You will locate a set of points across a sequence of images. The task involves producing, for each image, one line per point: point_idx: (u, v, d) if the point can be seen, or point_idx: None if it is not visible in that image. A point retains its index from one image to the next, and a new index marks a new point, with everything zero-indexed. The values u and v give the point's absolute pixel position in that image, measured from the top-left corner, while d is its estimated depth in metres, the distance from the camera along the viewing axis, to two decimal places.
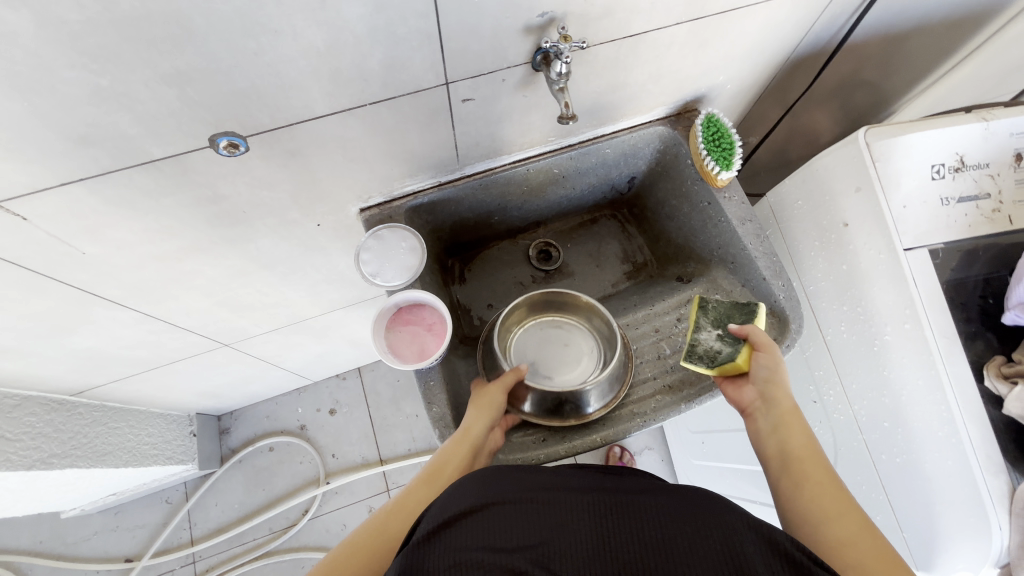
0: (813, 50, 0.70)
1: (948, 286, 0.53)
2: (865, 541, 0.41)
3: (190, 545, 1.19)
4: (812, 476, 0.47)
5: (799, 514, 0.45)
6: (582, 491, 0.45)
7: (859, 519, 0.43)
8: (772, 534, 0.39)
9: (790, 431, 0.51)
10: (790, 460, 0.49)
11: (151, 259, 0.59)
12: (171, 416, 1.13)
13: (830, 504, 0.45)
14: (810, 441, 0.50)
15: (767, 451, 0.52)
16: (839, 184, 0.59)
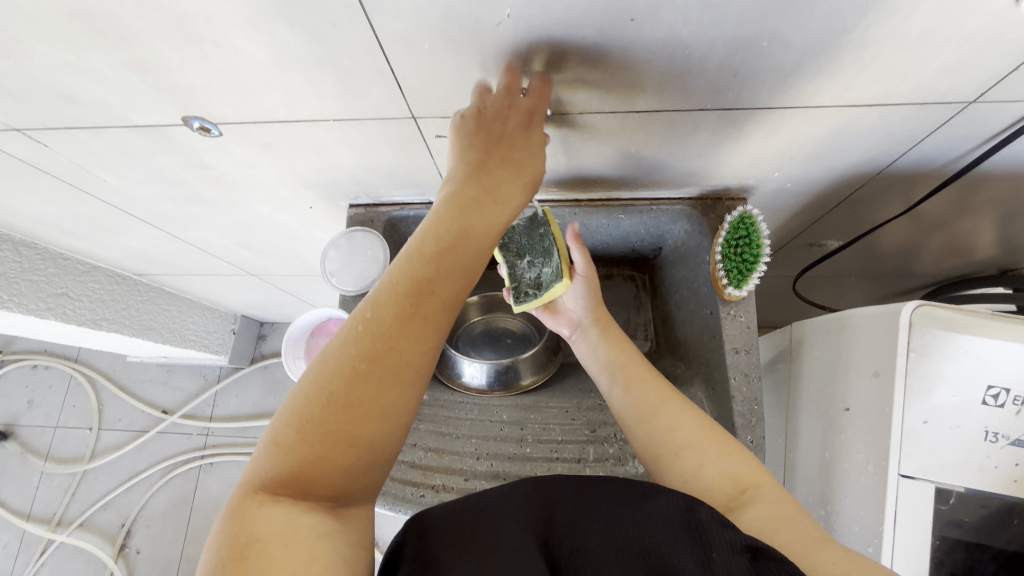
0: (924, 169, 0.53)
1: (939, 543, 0.40)
2: (719, 458, 0.46)
3: (208, 420, 1.39)
4: (636, 376, 0.55)
5: (643, 419, 0.51)
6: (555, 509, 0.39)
7: (699, 420, 0.49)
8: (692, 506, 0.37)
9: (614, 342, 0.59)
10: (616, 370, 0.55)
11: (164, 198, 0.66)
12: (219, 312, 1.29)
13: (678, 417, 0.50)
14: (627, 345, 0.59)
15: (595, 364, 0.59)
16: (856, 358, 0.46)
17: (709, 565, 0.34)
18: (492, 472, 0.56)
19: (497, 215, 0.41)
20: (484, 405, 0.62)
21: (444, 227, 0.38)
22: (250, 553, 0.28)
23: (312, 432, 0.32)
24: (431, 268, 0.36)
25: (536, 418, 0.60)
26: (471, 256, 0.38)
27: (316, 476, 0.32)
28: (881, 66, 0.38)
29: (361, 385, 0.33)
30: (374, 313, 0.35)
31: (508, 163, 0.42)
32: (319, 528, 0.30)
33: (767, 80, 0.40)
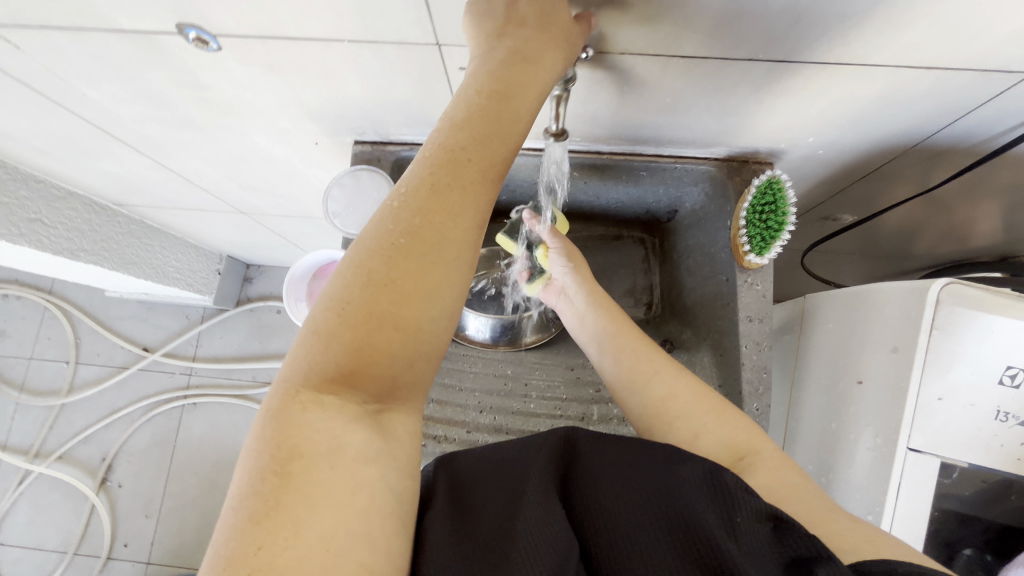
0: (961, 144, 0.52)
1: (938, 514, 0.41)
2: (717, 426, 0.46)
3: (191, 360, 1.37)
4: (626, 346, 0.53)
5: (634, 390, 0.51)
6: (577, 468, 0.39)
7: (696, 389, 0.48)
8: (717, 470, 0.37)
9: (603, 308, 0.56)
10: (607, 339, 0.54)
11: (151, 120, 0.60)
12: (203, 251, 1.24)
13: (671, 384, 0.49)
14: (617, 312, 0.56)
15: (583, 334, 0.57)
16: (875, 334, 0.46)
17: (732, 531, 0.34)
18: (495, 425, 0.56)
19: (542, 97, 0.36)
20: (486, 359, 0.60)
21: (484, 106, 0.34)
22: (297, 462, 0.28)
23: (352, 328, 0.30)
24: (472, 152, 0.33)
25: (540, 374, 0.60)
26: (512, 124, 0.35)
27: (358, 379, 0.31)
28: (952, 23, 0.36)
29: (404, 277, 0.31)
30: (412, 200, 0.32)
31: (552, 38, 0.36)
32: (364, 433, 0.30)
33: (828, 29, 0.37)
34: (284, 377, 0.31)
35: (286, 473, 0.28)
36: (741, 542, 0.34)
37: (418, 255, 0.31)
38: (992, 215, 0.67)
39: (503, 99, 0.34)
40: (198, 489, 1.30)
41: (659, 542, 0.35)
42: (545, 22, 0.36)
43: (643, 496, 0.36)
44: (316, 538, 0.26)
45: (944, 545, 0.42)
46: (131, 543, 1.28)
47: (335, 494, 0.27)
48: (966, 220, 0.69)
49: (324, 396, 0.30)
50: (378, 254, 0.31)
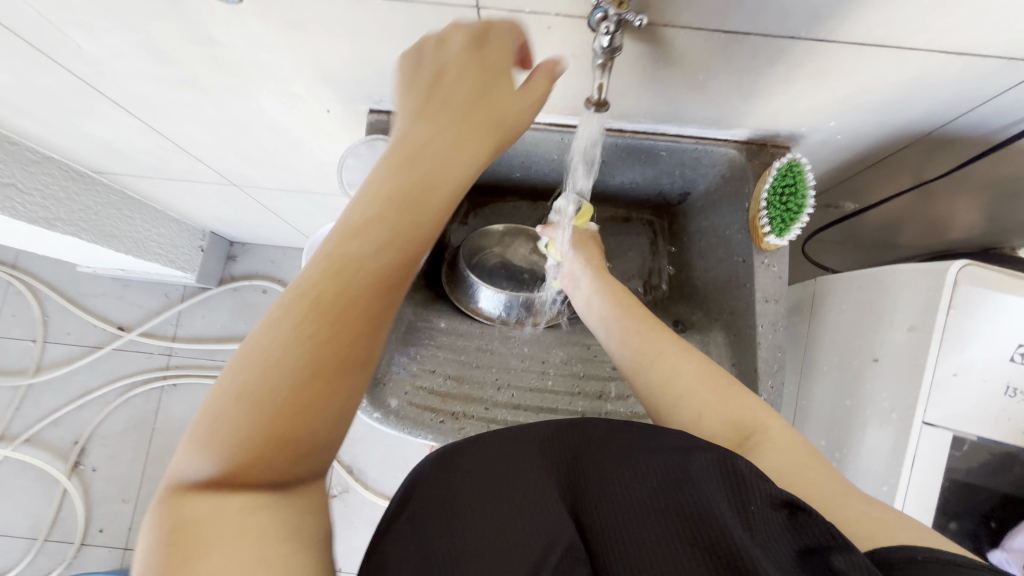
0: (971, 133, 0.53)
1: (949, 485, 0.43)
2: (721, 404, 0.46)
3: (171, 340, 1.32)
4: (632, 329, 0.54)
5: (639, 371, 0.51)
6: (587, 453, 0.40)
7: (700, 371, 0.49)
8: (729, 457, 0.38)
9: (612, 296, 0.56)
10: (614, 323, 0.55)
11: (150, 79, 0.57)
12: (186, 226, 1.19)
13: (675, 365, 0.50)
14: (627, 300, 0.57)
15: (592, 318, 0.57)
16: (892, 313, 0.47)
17: (748, 519, 0.34)
18: (513, 402, 0.56)
19: (472, 162, 0.36)
20: (504, 335, 0.61)
21: (403, 178, 0.33)
22: (184, 540, 0.26)
23: (250, 411, 0.29)
24: (387, 227, 0.32)
25: (557, 351, 0.60)
26: (423, 215, 0.33)
27: (256, 466, 0.28)
28: (992, 9, 0.37)
29: (309, 353, 0.29)
30: (319, 273, 0.31)
31: (484, 110, 0.37)
32: (265, 517, 0.27)
33: (873, 9, 0.37)
34: (175, 469, 0.29)
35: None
36: (758, 528, 0.34)
37: (322, 334, 0.30)
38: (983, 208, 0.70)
39: (426, 171, 0.34)
40: None
41: (667, 526, 0.35)
42: (479, 101, 0.37)
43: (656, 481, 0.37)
44: None
45: (953, 515, 0.44)
46: (107, 528, 1.23)
47: (231, 554, 0.25)
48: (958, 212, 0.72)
49: (209, 485, 0.28)
50: (266, 354, 0.29)
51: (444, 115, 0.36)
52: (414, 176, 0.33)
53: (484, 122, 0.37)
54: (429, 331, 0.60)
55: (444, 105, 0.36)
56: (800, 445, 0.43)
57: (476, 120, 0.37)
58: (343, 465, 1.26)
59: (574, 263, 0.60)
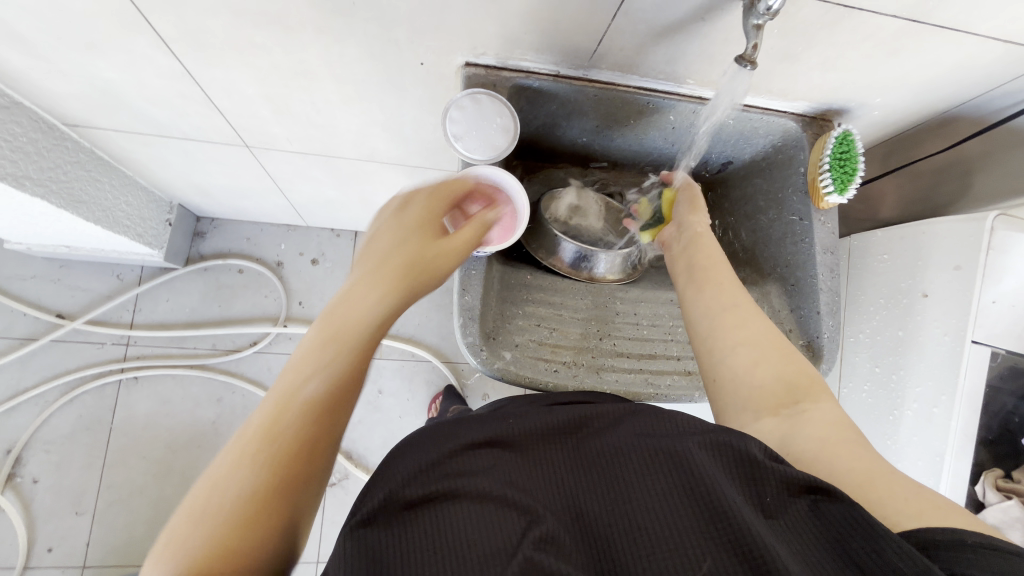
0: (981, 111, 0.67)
1: (988, 392, 0.54)
2: (778, 362, 0.50)
3: (127, 328, 1.17)
4: (708, 276, 0.58)
5: (704, 315, 0.55)
6: (587, 452, 0.43)
7: (768, 331, 0.53)
8: (739, 445, 0.40)
9: (700, 243, 0.61)
10: (693, 267, 0.59)
11: (224, 9, 0.51)
12: (154, 196, 1.05)
13: (746, 318, 0.54)
14: (712, 249, 0.60)
15: (676, 266, 0.62)
16: (937, 257, 0.57)
17: (763, 508, 0.37)
18: (615, 350, 0.60)
19: (343, 353, 0.41)
20: (594, 289, 0.65)
21: (336, 322, 0.42)
22: None
23: (183, 553, 0.33)
24: (330, 359, 0.40)
25: (644, 305, 0.65)
26: (382, 280, 0.45)
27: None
28: None
29: (216, 508, 0.35)
30: (221, 461, 0.37)
31: (367, 294, 0.44)
32: None
33: None
34: None
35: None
36: (774, 515, 0.37)
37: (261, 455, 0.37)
38: None
39: (316, 349, 0.41)
40: (146, 475, 1.11)
41: (680, 510, 0.37)
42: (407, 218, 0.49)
43: (658, 463, 0.40)
44: None
45: (991, 415, 0.55)
46: (57, 547, 1.06)
47: None
48: None
49: None
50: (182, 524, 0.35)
51: (372, 279, 0.45)
52: (302, 381, 0.40)
53: (351, 324, 0.42)
54: (524, 288, 0.62)
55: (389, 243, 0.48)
56: (844, 425, 0.44)
57: (360, 300, 0.43)
58: (342, 451, 1.20)
59: (684, 215, 0.64)
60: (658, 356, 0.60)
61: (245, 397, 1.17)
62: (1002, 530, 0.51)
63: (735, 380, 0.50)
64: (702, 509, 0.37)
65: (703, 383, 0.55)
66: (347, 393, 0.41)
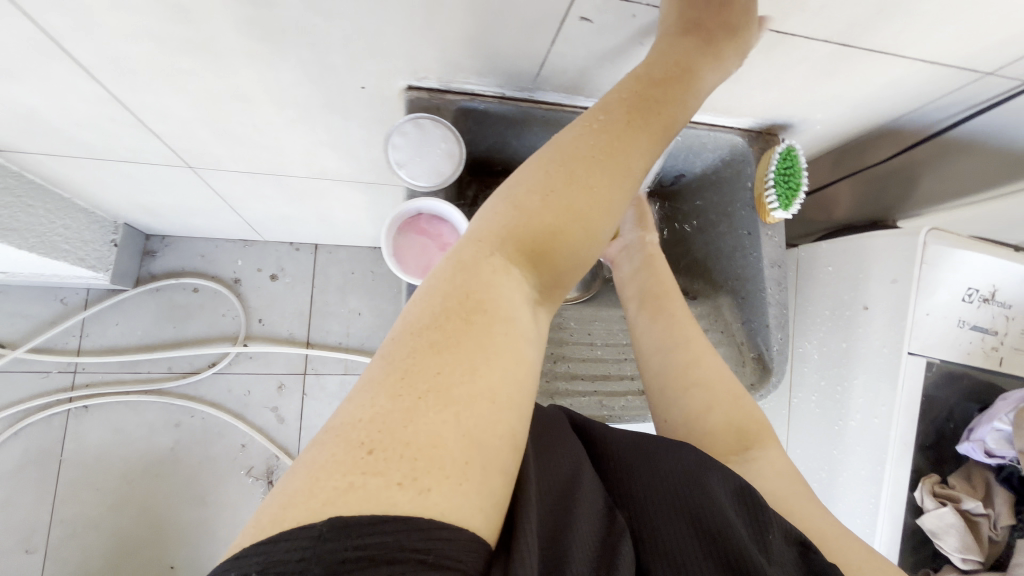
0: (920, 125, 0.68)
1: (924, 400, 0.57)
2: (729, 408, 0.51)
3: (74, 354, 1.12)
4: (665, 309, 0.57)
5: (658, 352, 0.55)
6: (627, 458, 0.44)
7: (720, 374, 0.53)
8: (745, 487, 0.41)
9: (655, 270, 0.60)
10: (648, 297, 0.59)
11: (145, 37, 0.48)
12: (95, 217, 1.00)
13: (699, 355, 0.54)
14: (665, 278, 0.60)
15: (627, 293, 0.61)
16: (875, 269, 0.59)
17: (766, 546, 0.38)
18: (570, 373, 0.61)
19: (588, 232, 0.38)
20: (549, 311, 0.65)
21: (581, 163, 0.38)
22: (427, 361, 0.31)
23: (409, 357, 0.32)
24: (622, 146, 0.39)
25: (599, 325, 0.66)
26: (667, 105, 0.43)
27: (407, 439, 0.28)
28: (971, 30, 0.47)
29: (461, 337, 0.33)
30: (476, 245, 0.37)
31: (620, 161, 0.39)
32: (490, 368, 0.32)
33: (893, 23, 0.46)
34: (400, 318, 0.35)
35: (349, 486, 0.27)
36: (776, 561, 0.38)
37: (556, 208, 0.37)
38: (881, 196, 0.90)
39: (570, 197, 0.37)
40: (102, 507, 1.08)
41: (695, 540, 0.39)
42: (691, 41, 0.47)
43: (679, 501, 0.40)
44: (447, 430, 0.29)
45: (928, 422, 0.57)
46: None
47: (468, 411, 0.30)
48: (858, 196, 0.92)
49: (433, 339, 0.32)
50: (487, 235, 0.37)
51: (621, 140, 0.40)
52: (551, 226, 0.37)
53: (602, 203, 0.38)
54: None
55: (638, 95, 0.42)
56: (793, 478, 0.47)
57: (615, 165, 0.39)
58: None
59: (632, 232, 0.64)
60: (613, 377, 0.62)
61: (205, 420, 1.14)
62: (939, 537, 0.55)
63: (688, 424, 0.51)
64: (711, 548, 0.38)
65: (653, 413, 0.56)
66: (573, 270, 0.39)
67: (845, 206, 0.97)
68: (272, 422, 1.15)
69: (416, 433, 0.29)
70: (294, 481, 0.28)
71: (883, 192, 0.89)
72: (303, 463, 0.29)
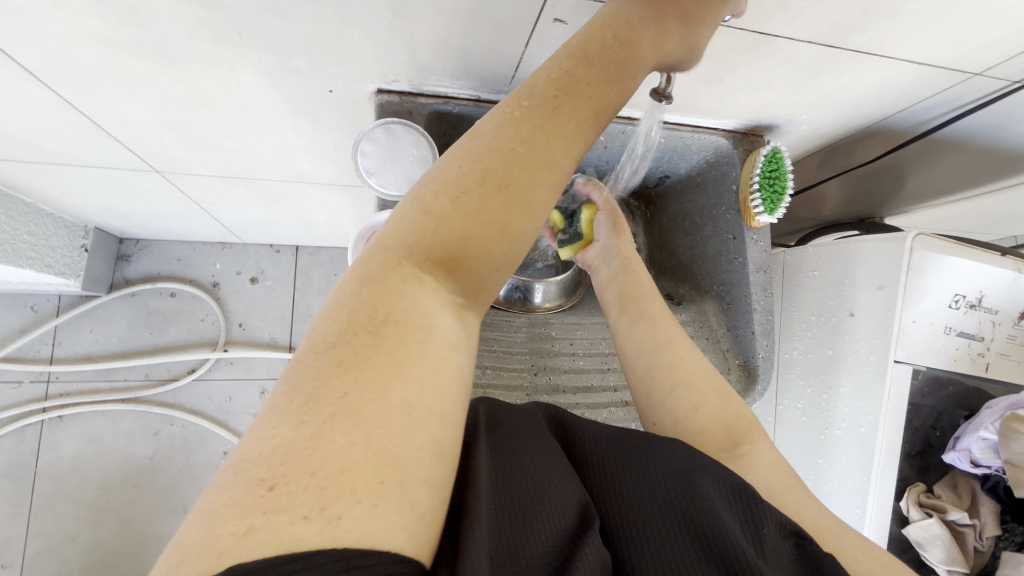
0: (908, 124, 0.66)
1: (911, 408, 0.56)
2: (716, 404, 0.49)
3: (47, 363, 1.08)
4: (647, 310, 0.55)
5: (642, 353, 0.53)
6: (612, 453, 0.42)
7: (704, 371, 0.51)
8: (739, 481, 0.39)
9: (634, 271, 0.58)
10: (628, 300, 0.57)
11: (93, 41, 0.45)
12: (63, 222, 0.97)
13: (683, 354, 0.52)
14: (644, 278, 0.58)
15: (607, 296, 0.59)
16: (861, 275, 0.58)
17: (762, 545, 0.36)
18: (551, 386, 0.59)
19: (507, 229, 0.34)
20: (529, 320, 0.64)
21: (496, 158, 0.34)
22: (322, 385, 0.28)
23: (313, 379, 0.28)
24: (541, 130, 0.35)
25: (581, 334, 0.64)
26: (603, 71, 0.37)
27: (311, 468, 0.25)
28: (959, 31, 0.46)
29: (371, 351, 0.29)
30: (388, 254, 0.33)
31: (542, 153, 0.35)
32: (397, 383, 0.28)
33: (879, 24, 0.44)
34: (302, 341, 0.31)
35: (249, 529, 0.23)
36: (770, 554, 0.35)
37: (471, 207, 0.33)
38: (869, 193, 0.89)
39: (485, 197, 0.33)
40: (79, 519, 1.05)
41: (683, 539, 0.36)
42: None
43: (665, 502, 0.38)
44: (346, 454, 0.25)
45: (914, 429, 0.57)
46: None
47: (373, 431, 0.26)
48: (846, 195, 0.91)
49: (332, 359, 0.29)
50: (396, 241, 0.33)
51: (542, 121, 0.35)
52: (469, 228, 0.33)
53: (523, 200, 0.35)
54: None
55: (568, 73, 0.36)
56: (779, 467, 0.45)
57: (538, 153, 0.35)
58: None
59: (608, 240, 0.61)
60: (596, 389, 0.61)
61: (185, 428, 1.11)
62: (925, 547, 0.54)
63: (675, 425, 0.49)
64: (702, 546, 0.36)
65: (641, 418, 0.53)
66: (501, 269, 0.36)
67: (832, 204, 0.96)
68: None
69: (315, 462, 0.25)
70: (190, 532, 0.24)
71: (871, 190, 0.88)
72: (200, 509, 0.25)
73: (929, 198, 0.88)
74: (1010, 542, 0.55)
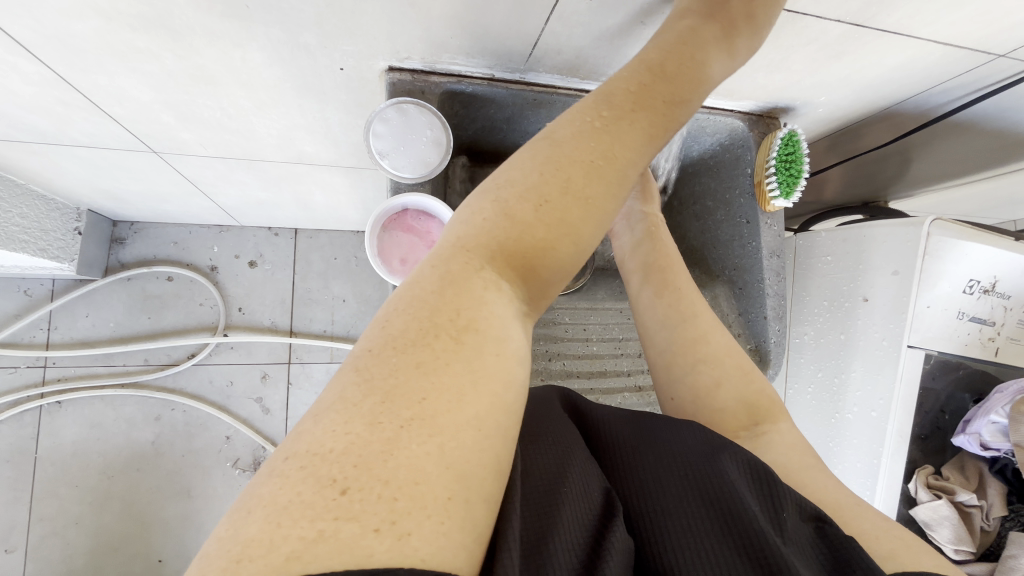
0: (924, 108, 0.65)
1: (921, 393, 0.56)
2: (739, 382, 0.49)
3: (43, 348, 1.07)
4: (672, 283, 0.55)
5: (664, 326, 0.53)
6: (633, 440, 0.42)
7: (728, 348, 0.51)
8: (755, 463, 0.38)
9: (661, 244, 0.58)
10: (652, 270, 0.56)
11: (91, 13, 0.43)
12: (55, 204, 0.94)
13: (709, 330, 0.52)
14: (670, 253, 0.58)
15: (632, 266, 0.59)
16: (876, 260, 0.57)
17: (782, 525, 0.35)
18: (565, 371, 0.61)
19: (580, 243, 0.34)
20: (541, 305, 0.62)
21: (580, 168, 0.34)
22: (406, 388, 0.28)
23: (390, 376, 0.28)
24: (623, 145, 0.36)
25: (595, 319, 0.64)
26: (675, 96, 0.39)
27: (386, 475, 0.25)
28: (989, 11, 0.44)
29: (449, 357, 0.29)
30: (460, 253, 0.33)
31: (619, 166, 0.36)
32: (475, 394, 0.28)
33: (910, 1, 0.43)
34: (374, 337, 0.30)
35: (319, 535, 0.23)
36: (791, 536, 0.35)
37: (549, 213, 0.33)
38: (878, 177, 0.88)
39: (567, 207, 0.34)
40: (82, 505, 1.05)
41: (706, 522, 0.36)
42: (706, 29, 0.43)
43: (687, 485, 0.38)
44: (422, 466, 0.25)
45: (923, 413, 0.57)
46: None
47: (450, 445, 0.26)
48: (855, 179, 0.90)
49: (415, 363, 0.29)
50: (473, 241, 0.33)
51: (625, 135, 0.36)
52: (544, 235, 0.33)
53: (598, 212, 0.35)
54: None
55: (647, 88, 0.38)
56: (803, 447, 0.45)
57: (619, 167, 0.36)
58: None
59: (634, 206, 0.61)
60: (610, 373, 0.63)
61: (186, 413, 1.10)
62: (932, 527, 0.56)
63: (696, 400, 0.49)
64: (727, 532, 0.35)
65: (657, 394, 0.53)
66: (561, 281, 0.36)
67: (839, 188, 0.95)
68: (256, 413, 1.12)
69: (395, 472, 0.25)
70: (249, 523, 0.24)
71: (880, 174, 0.87)
72: (259, 497, 0.25)
73: (937, 182, 0.87)
74: (1016, 522, 0.58)
